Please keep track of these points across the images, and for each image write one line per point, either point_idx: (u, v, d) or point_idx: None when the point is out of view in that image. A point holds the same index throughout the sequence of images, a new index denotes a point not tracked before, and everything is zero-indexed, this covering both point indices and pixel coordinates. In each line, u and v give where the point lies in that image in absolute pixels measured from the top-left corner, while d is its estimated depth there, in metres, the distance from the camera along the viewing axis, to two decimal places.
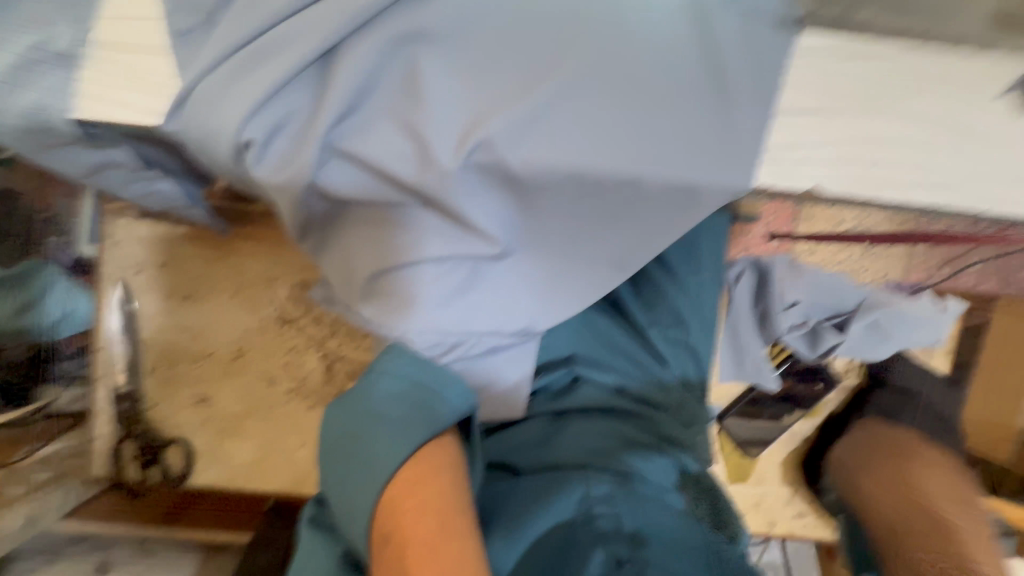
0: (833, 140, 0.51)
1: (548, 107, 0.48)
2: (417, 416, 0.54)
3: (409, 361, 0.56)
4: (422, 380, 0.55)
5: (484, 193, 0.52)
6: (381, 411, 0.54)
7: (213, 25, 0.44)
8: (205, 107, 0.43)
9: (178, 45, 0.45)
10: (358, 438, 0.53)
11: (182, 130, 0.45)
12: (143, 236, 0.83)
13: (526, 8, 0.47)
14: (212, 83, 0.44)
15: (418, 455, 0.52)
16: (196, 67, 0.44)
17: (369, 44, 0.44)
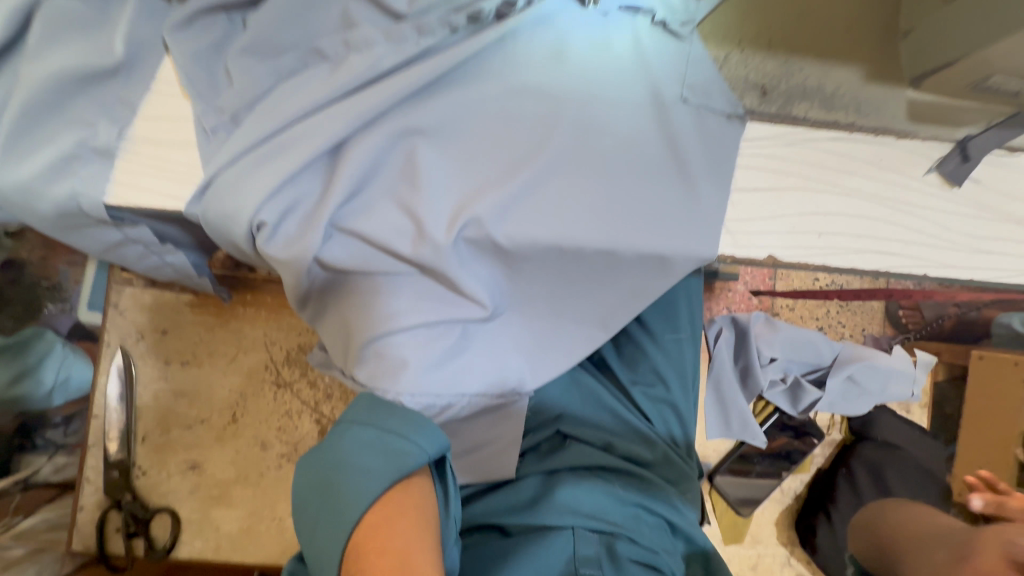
0: (783, 215, 0.58)
1: (531, 190, 0.54)
2: (387, 461, 0.53)
3: (380, 403, 0.57)
4: (394, 425, 0.55)
5: (474, 264, 0.57)
6: (351, 459, 0.54)
7: (238, 124, 0.50)
8: (224, 194, 0.49)
9: (206, 140, 0.51)
10: (330, 486, 0.53)
11: (202, 213, 0.51)
12: (146, 303, 0.87)
13: (510, 106, 0.54)
14: (233, 173, 0.49)
15: (384, 501, 0.52)
16: (218, 159, 0.50)
17: (373, 139, 0.51)
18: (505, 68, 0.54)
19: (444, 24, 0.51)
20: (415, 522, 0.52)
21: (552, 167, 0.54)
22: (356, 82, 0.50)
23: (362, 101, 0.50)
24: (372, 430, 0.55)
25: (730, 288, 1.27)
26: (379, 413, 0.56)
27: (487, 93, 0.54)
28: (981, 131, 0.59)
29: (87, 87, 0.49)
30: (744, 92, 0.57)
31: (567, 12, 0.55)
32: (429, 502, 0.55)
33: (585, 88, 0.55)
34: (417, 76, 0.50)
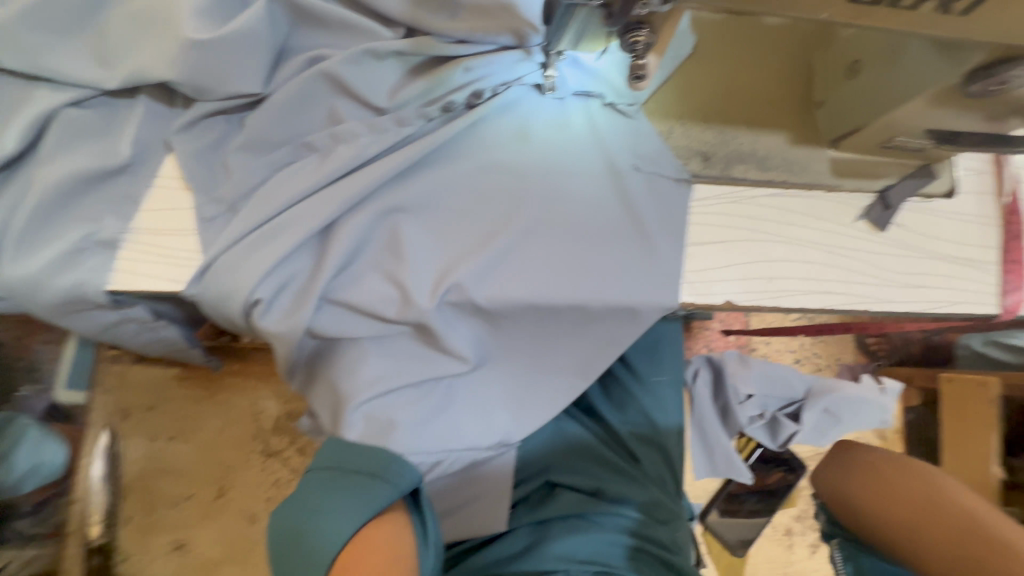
0: (735, 262, 0.64)
1: (506, 254, 0.59)
2: (354, 501, 0.50)
3: (347, 444, 0.53)
4: (362, 465, 0.52)
5: (457, 325, 0.61)
6: (317, 502, 0.50)
7: (235, 212, 0.55)
8: (222, 276, 0.53)
9: (204, 227, 0.55)
10: (296, 532, 0.50)
11: (200, 293, 0.54)
12: (134, 380, 0.87)
13: (482, 181, 0.60)
14: (229, 255, 0.53)
15: (350, 544, 0.49)
16: (216, 243, 0.54)
17: (360, 218, 0.56)
18: (477, 149, 0.61)
19: (420, 115, 0.58)
20: (387, 559, 0.49)
21: (523, 232, 0.60)
22: (344, 169, 0.56)
23: (349, 186, 0.55)
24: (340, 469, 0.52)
25: (706, 327, 1.33)
26: (346, 455, 0.53)
27: (461, 170, 0.60)
28: (897, 182, 0.67)
29: (96, 185, 0.54)
30: (689, 158, 0.64)
31: (528, 98, 0.63)
32: (400, 535, 0.51)
33: (550, 162, 0.61)
34: (398, 161, 0.56)
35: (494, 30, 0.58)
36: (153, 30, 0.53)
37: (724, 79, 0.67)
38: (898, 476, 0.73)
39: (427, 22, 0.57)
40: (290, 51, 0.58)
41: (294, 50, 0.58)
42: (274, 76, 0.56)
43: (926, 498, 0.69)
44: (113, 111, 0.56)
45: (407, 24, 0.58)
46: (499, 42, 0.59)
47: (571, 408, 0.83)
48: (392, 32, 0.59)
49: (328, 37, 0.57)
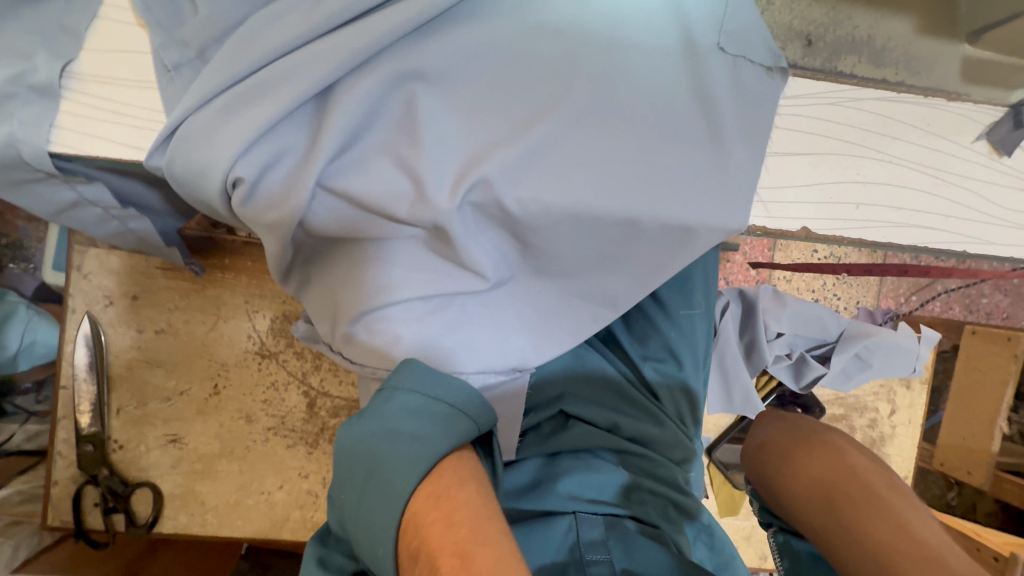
0: (821, 182, 0.53)
1: (545, 151, 0.48)
2: (441, 425, 0.43)
3: (423, 370, 0.46)
4: (440, 392, 0.45)
5: (482, 233, 0.51)
6: (398, 426, 0.42)
7: (205, 62, 0.43)
8: (192, 146, 0.42)
9: (168, 80, 0.43)
10: (372, 452, 0.40)
11: (168, 165, 0.44)
12: (114, 267, 0.79)
13: (525, 50, 0.47)
14: (202, 117, 0.42)
15: (441, 466, 0.40)
16: (185, 102, 0.43)
17: (368, 83, 0.43)
18: (521, 5, 0.47)
19: None
20: (480, 487, 0.41)
21: (569, 122, 0.47)
22: (348, 13, 0.43)
23: (352, 39, 0.42)
24: (421, 394, 0.44)
25: (727, 259, 1.24)
26: (428, 380, 0.45)
27: (499, 33, 0.46)
28: None
29: (23, 11, 0.41)
30: (788, 42, 0.52)
31: None
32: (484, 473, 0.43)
33: (615, 31, 0.48)
34: (420, 9, 0.43)
35: None
36: None
37: None
38: (818, 452, 0.57)
39: None
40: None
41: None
42: None
43: (842, 494, 0.52)
44: None
45: None
46: None
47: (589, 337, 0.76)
48: None
49: None
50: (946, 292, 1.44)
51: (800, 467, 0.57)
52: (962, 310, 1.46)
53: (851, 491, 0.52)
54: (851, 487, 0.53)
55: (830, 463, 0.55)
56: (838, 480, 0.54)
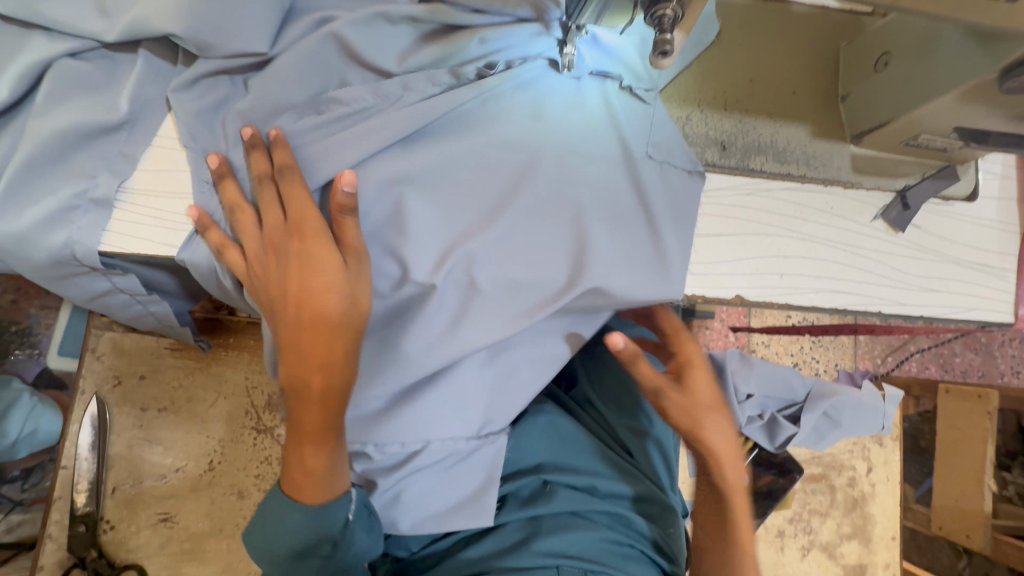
0: (747, 257, 0.62)
1: (512, 236, 0.57)
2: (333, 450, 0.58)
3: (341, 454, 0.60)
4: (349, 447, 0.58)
5: (461, 308, 0.58)
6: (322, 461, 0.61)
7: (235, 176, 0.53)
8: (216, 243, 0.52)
9: (201, 190, 0.53)
10: None
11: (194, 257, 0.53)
12: (125, 349, 0.86)
13: (490, 158, 0.58)
14: (227, 218, 0.53)
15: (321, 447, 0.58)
16: (212, 206, 0.53)
17: (364, 189, 0.54)
18: (486, 124, 0.58)
19: (432, 85, 0.56)
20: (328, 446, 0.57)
21: (525, 213, 0.58)
22: (351, 137, 0.54)
23: (352, 156, 0.54)
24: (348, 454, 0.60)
25: (706, 326, 1.31)
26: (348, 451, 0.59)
27: (468, 144, 0.57)
28: (918, 182, 0.65)
29: (91, 141, 0.52)
30: (704, 147, 0.63)
31: (543, 76, 0.60)
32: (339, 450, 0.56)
33: (565, 143, 0.59)
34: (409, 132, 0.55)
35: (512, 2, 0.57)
36: None
37: (746, 68, 0.64)
38: None
39: None
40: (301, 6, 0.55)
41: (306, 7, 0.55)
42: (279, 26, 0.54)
43: None
44: (112, 65, 0.53)
45: None
46: (517, 15, 0.58)
47: (566, 401, 0.83)
48: None
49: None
50: (919, 352, 1.50)
51: None
52: (938, 369, 1.52)
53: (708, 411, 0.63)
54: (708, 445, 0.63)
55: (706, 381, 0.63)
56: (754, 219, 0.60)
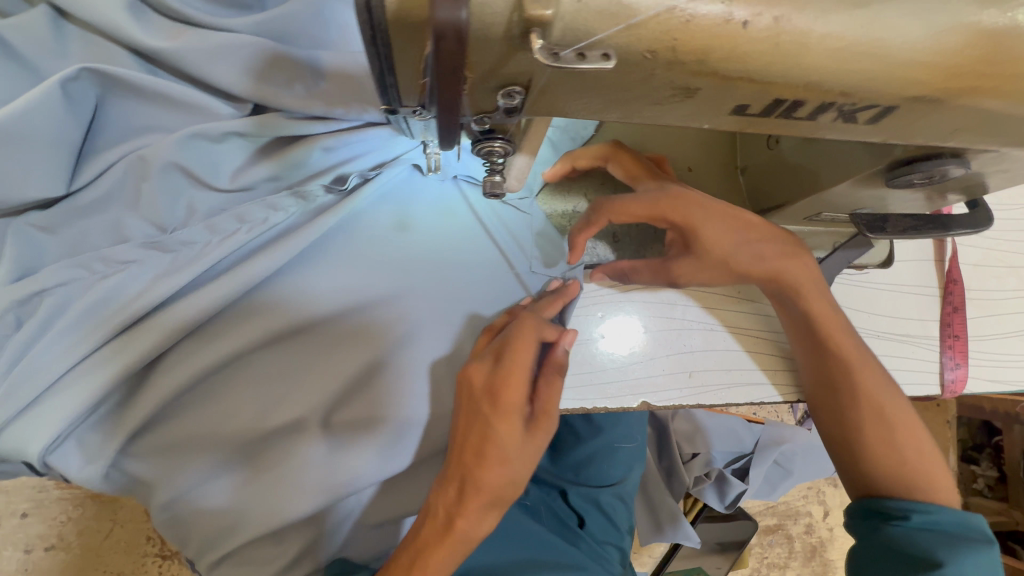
0: (652, 359, 0.58)
1: (381, 376, 0.51)
2: (173, 442, 0.48)
3: (166, 456, 0.48)
4: (167, 422, 0.48)
5: (335, 471, 0.49)
6: (175, 479, 0.48)
7: (19, 332, 0.44)
8: (13, 377, 0.43)
9: None
10: (186, 518, 0.49)
11: None
12: (3, 486, 0.78)
13: (358, 280, 0.52)
14: (21, 427, 0.43)
15: (216, 428, 0.48)
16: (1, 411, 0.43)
17: (176, 282, 0.46)
18: (352, 237, 0.53)
19: (274, 209, 0.49)
20: (246, 396, 0.49)
21: (401, 264, 0.53)
22: (180, 283, 0.46)
23: (190, 305, 0.46)
24: (178, 446, 0.48)
25: None
26: (160, 452, 0.48)
27: (325, 215, 0.51)
28: (829, 255, 0.61)
29: None
30: (594, 243, 0.58)
31: (410, 182, 0.55)
32: (222, 403, 0.48)
33: (439, 253, 0.54)
34: (245, 276, 0.47)
35: (355, 106, 0.51)
36: None
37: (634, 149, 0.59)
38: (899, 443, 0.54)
39: (274, 98, 0.49)
40: (106, 126, 0.47)
41: (112, 124, 0.47)
42: (80, 176, 0.46)
43: (885, 437, 0.54)
44: None
45: (253, 100, 0.50)
46: (366, 119, 0.53)
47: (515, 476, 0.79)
48: (236, 108, 0.50)
49: (150, 110, 0.48)
50: None
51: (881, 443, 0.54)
52: None
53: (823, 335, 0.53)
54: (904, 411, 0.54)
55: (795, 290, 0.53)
56: (664, 207, 0.50)
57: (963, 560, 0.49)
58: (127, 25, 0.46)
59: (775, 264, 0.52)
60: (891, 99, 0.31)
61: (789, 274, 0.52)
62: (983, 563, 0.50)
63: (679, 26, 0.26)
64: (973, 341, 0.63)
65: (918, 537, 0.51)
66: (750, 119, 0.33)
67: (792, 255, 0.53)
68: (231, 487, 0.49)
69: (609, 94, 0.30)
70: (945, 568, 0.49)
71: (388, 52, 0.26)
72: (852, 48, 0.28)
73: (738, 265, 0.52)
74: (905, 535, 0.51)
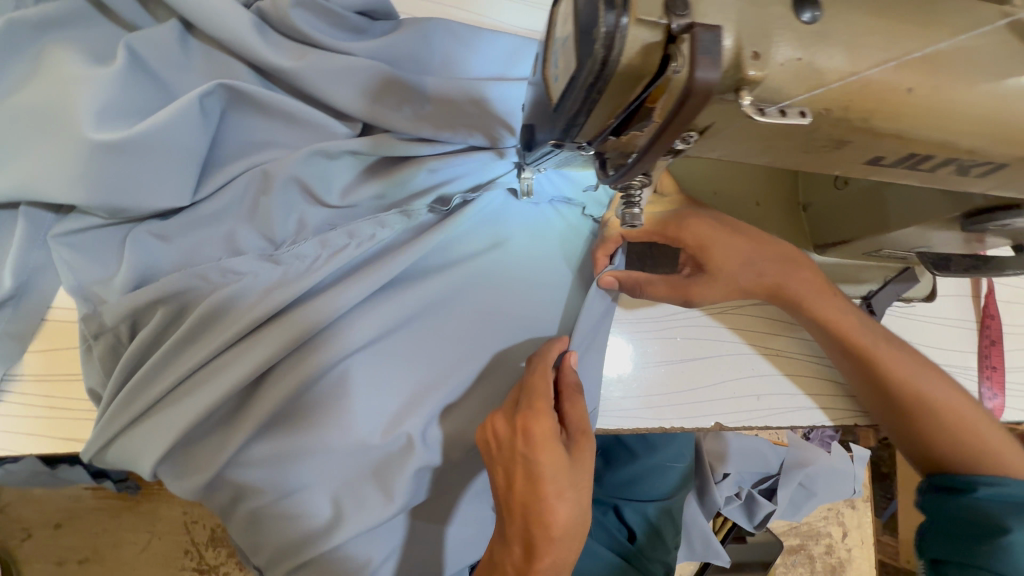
0: (723, 381, 0.60)
1: (473, 387, 0.53)
2: (273, 454, 0.48)
3: (264, 467, 0.48)
4: (269, 434, 0.48)
5: (426, 479, 0.51)
6: (274, 490, 0.48)
7: (137, 340, 0.45)
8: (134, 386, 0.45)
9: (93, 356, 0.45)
10: (280, 529, 0.49)
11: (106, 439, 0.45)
12: (37, 495, 0.76)
13: (455, 298, 0.53)
14: (138, 435, 0.45)
15: (316, 441, 0.48)
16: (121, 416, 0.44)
17: (288, 293, 0.46)
18: (448, 256, 0.54)
19: (383, 225, 0.50)
20: (345, 410, 0.48)
21: (494, 283, 0.55)
22: (293, 297, 0.47)
23: (300, 319, 0.47)
24: (278, 458, 0.48)
25: None
26: (259, 463, 0.48)
27: (427, 233, 0.52)
28: (880, 287, 0.65)
29: None
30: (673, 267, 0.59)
31: (503, 205, 0.57)
32: (321, 417, 0.48)
33: (528, 274, 0.56)
34: (355, 291, 0.48)
35: (462, 130, 0.53)
36: (43, 129, 0.43)
37: (707, 181, 0.62)
38: (942, 416, 0.57)
39: (386, 119, 0.51)
40: (226, 140, 0.49)
41: (232, 139, 0.49)
42: (202, 189, 0.47)
43: (923, 417, 0.57)
44: None
45: (364, 120, 0.51)
46: (471, 142, 0.54)
47: None
48: (347, 128, 0.51)
49: (269, 126, 0.49)
50: None
51: (931, 420, 0.57)
52: None
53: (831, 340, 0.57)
54: (931, 403, 0.57)
55: (810, 286, 0.57)
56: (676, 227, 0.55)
57: None
58: (254, 43, 0.47)
59: (777, 275, 0.56)
60: (1008, 157, 0.35)
61: (794, 287, 0.56)
62: None
63: (856, 89, 0.29)
64: (1009, 373, 0.67)
65: (986, 504, 0.53)
66: (880, 168, 0.36)
67: (790, 268, 0.56)
68: (327, 501, 0.49)
69: (769, 142, 0.33)
70: (1010, 533, 0.49)
71: (596, 98, 0.29)
72: (989, 113, 0.32)
73: (741, 283, 0.56)
74: (977, 504, 0.53)
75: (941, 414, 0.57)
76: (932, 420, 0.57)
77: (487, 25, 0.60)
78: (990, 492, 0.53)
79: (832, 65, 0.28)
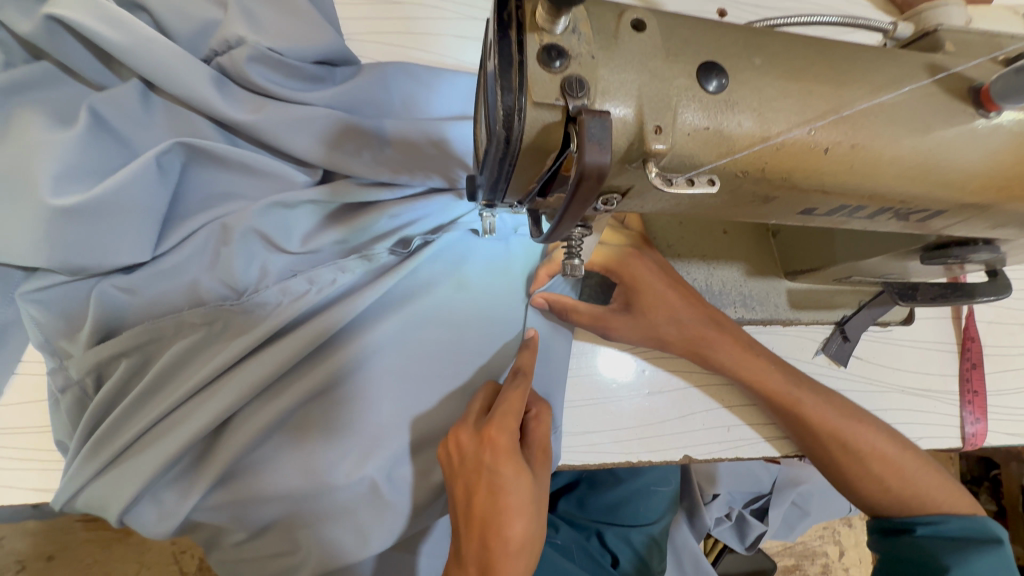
0: (692, 412, 0.60)
1: (436, 424, 0.54)
2: (238, 498, 0.48)
3: (231, 511, 0.49)
4: (232, 478, 0.49)
5: (390, 518, 0.51)
6: (242, 531, 0.49)
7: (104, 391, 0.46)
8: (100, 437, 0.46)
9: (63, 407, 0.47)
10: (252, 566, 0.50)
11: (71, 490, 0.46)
12: (30, 527, 0.78)
13: (417, 337, 0.54)
14: (104, 485, 0.46)
15: (279, 484, 0.48)
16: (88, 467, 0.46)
17: (248, 341, 0.47)
18: (411, 296, 0.55)
19: (343, 270, 0.51)
20: (308, 453, 0.49)
21: (457, 321, 0.55)
22: (254, 344, 0.48)
23: (261, 365, 0.48)
24: (242, 502, 0.48)
25: None
26: (225, 507, 0.49)
27: (388, 275, 0.53)
28: (855, 312, 0.64)
29: None
30: None
31: (466, 244, 0.58)
32: (286, 459, 0.49)
33: (491, 311, 0.57)
34: (314, 336, 0.49)
35: (420, 173, 0.54)
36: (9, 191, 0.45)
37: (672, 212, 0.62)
38: (871, 464, 0.57)
39: (344, 165, 0.52)
40: (188, 193, 0.50)
41: (194, 190, 0.50)
42: (164, 241, 0.48)
43: (852, 468, 0.58)
44: None
45: (324, 167, 0.52)
46: (429, 184, 0.55)
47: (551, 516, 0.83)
48: (307, 175, 0.52)
49: (229, 177, 0.50)
50: None
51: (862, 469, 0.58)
52: None
53: (757, 396, 0.58)
54: (862, 451, 0.57)
55: (727, 347, 0.57)
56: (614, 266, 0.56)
57: (969, 560, 0.54)
58: (213, 98, 0.49)
59: (697, 330, 0.56)
60: (945, 205, 0.34)
61: (714, 346, 0.56)
62: (996, 564, 0.53)
63: (770, 152, 0.29)
64: (992, 396, 0.66)
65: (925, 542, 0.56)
66: (816, 217, 0.36)
67: (708, 322, 0.57)
68: (295, 541, 0.50)
69: (695, 198, 0.33)
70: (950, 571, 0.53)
71: (511, 169, 0.29)
72: (915, 166, 0.32)
73: (665, 332, 0.56)
74: (919, 543, 0.57)
75: (870, 462, 0.57)
76: (863, 469, 0.58)
77: (449, 65, 0.61)
78: (927, 530, 0.57)
79: (742, 132, 0.29)
